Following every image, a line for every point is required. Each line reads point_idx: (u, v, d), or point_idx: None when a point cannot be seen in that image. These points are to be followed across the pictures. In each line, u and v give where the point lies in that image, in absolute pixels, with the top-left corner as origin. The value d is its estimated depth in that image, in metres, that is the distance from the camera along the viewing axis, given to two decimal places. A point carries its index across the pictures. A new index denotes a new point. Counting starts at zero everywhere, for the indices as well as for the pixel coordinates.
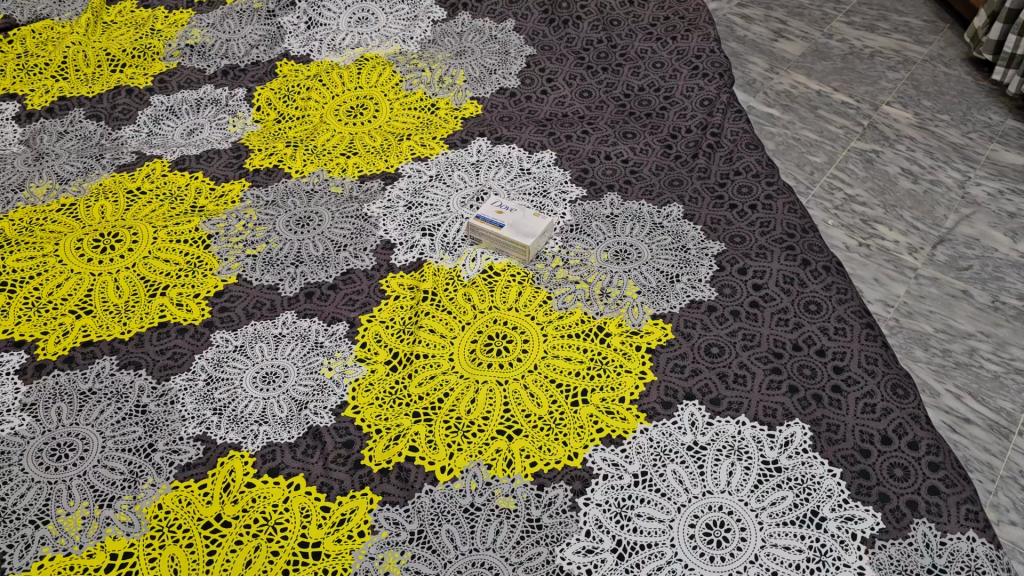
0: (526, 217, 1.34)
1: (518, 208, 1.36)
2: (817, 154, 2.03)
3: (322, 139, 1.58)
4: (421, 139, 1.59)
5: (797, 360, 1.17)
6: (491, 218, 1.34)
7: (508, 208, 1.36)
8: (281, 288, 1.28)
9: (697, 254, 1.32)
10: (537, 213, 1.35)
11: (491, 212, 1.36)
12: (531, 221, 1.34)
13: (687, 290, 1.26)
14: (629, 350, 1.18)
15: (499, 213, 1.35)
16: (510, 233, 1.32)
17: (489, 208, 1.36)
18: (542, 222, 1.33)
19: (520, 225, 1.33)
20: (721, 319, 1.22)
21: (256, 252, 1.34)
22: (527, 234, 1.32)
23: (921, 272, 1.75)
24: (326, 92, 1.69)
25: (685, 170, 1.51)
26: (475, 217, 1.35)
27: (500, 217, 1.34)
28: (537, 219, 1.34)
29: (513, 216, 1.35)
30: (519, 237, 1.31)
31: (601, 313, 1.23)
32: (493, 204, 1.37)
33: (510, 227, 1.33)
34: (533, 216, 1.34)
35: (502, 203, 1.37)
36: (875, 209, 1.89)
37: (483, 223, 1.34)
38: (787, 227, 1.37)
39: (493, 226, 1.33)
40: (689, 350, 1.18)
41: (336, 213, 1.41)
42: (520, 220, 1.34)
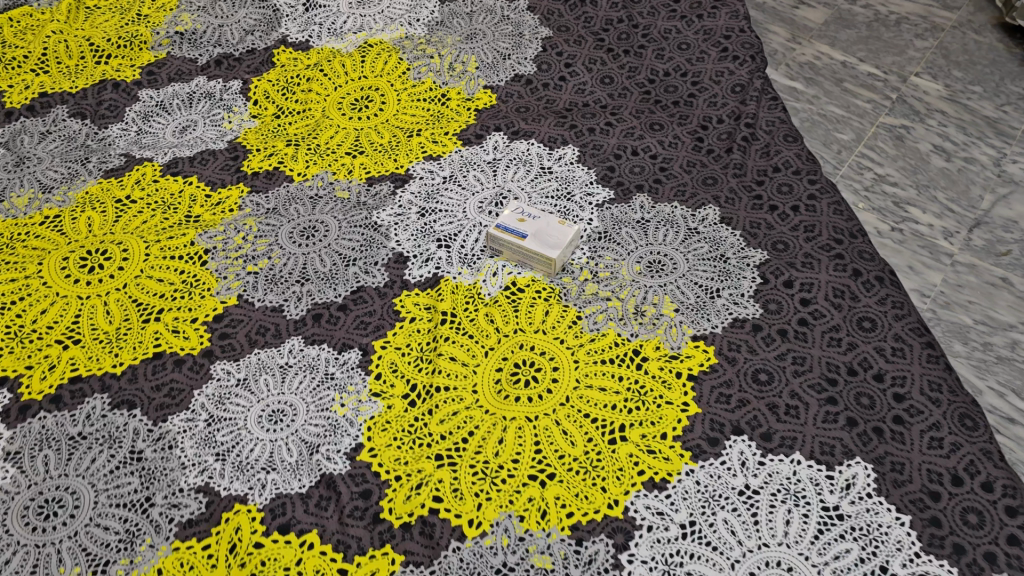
0: (549, 225, 1.23)
1: (540, 215, 1.25)
2: (844, 129, 1.88)
3: (326, 137, 1.46)
4: (432, 134, 1.47)
5: (853, 388, 1.06)
6: (512, 227, 1.23)
7: (530, 216, 1.25)
8: (287, 311, 1.18)
9: (739, 264, 1.21)
10: (562, 220, 1.25)
11: (512, 220, 1.25)
12: (556, 230, 1.23)
13: (730, 306, 1.15)
14: (669, 377, 1.08)
15: (521, 221, 1.24)
16: (535, 243, 1.21)
17: (510, 216, 1.25)
18: (568, 231, 1.23)
19: (543, 234, 1.22)
20: (767, 340, 1.12)
21: (257, 268, 1.23)
22: (552, 244, 1.21)
23: (957, 259, 1.62)
24: (328, 82, 1.57)
25: (718, 166, 1.38)
26: (495, 226, 1.24)
27: (523, 226, 1.23)
28: (562, 227, 1.23)
29: (536, 224, 1.24)
30: (544, 247, 1.20)
31: (635, 335, 1.13)
32: (514, 210, 1.26)
33: (534, 237, 1.22)
34: (557, 224, 1.24)
35: (523, 210, 1.26)
36: (906, 189, 1.75)
37: (505, 233, 1.23)
38: (834, 232, 1.25)
39: (515, 236, 1.22)
40: (734, 377, 1.08)
41: (343, 222, 1.30)
42: (544, 228, 1.23)
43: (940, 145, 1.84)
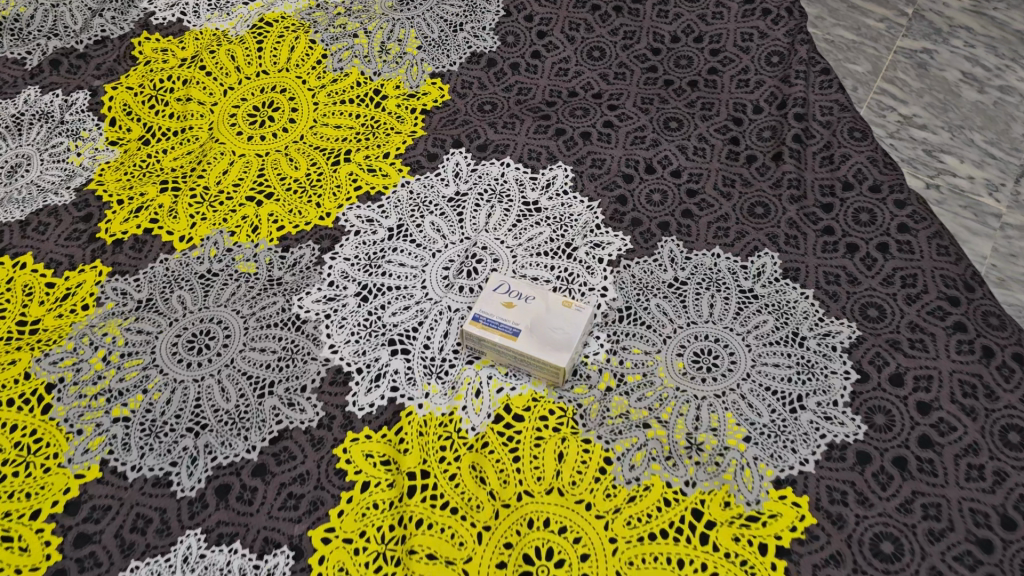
0: (548, 310, 0.86)
1: (534, 292, 0.87)
2: (857, 58, 1.33)
3: (216, 172, 1.04)
4: (366, 156, 1.05)
5: (1017, 553, 0.74)
6: (496, 321, 0.86)
7: (519, 294, 0.87)
8: (175, 485, 0.80)
9: (820, 351, 0.86)
10: (565, 297, 0.87)
11: (494, 306, 0.87)
12: (559, 318, 0.85)
13: (819, 424, 0.81)
14: (750, 556, 0.74)
15: (507, 307, 0.86)
16: (533, 344, 0.84)
17: (491, 299, 0.87)
18: (577, 318, 0.85)
19: (543, 328, 0.85)
20: (882, 480, 0.78)
21: (127, 411, 0.84)
22: (558, 344, 0.84)
23: (1005, 222, 1.16)
24: (214, 85, 1.13)
25: (766, 184, 1.01)
26: (472, 320, 0.86)
27: (511, 316, 0.86)
28: (568, 311, 0.86)
29: (530, 309, 0.86)
30: (546, 351, 0.84)
31: (692, 486, 0.78)
32: (496, 288, 0.88)
33: (530, 335, 0.84)
34: (559, 307, 0.86)
35: (507, 285, 0.88)
36: (934, 127, 1.25)
37: (487, 330, 0.85)
38: (944, 284, 0.91)
39: (502, 335, 0.85)
40: (845, 548, 0.75)
41: (250, 319, 0.90)
42: (541, 317, 0.86)
43: (971, 59, 1.33)
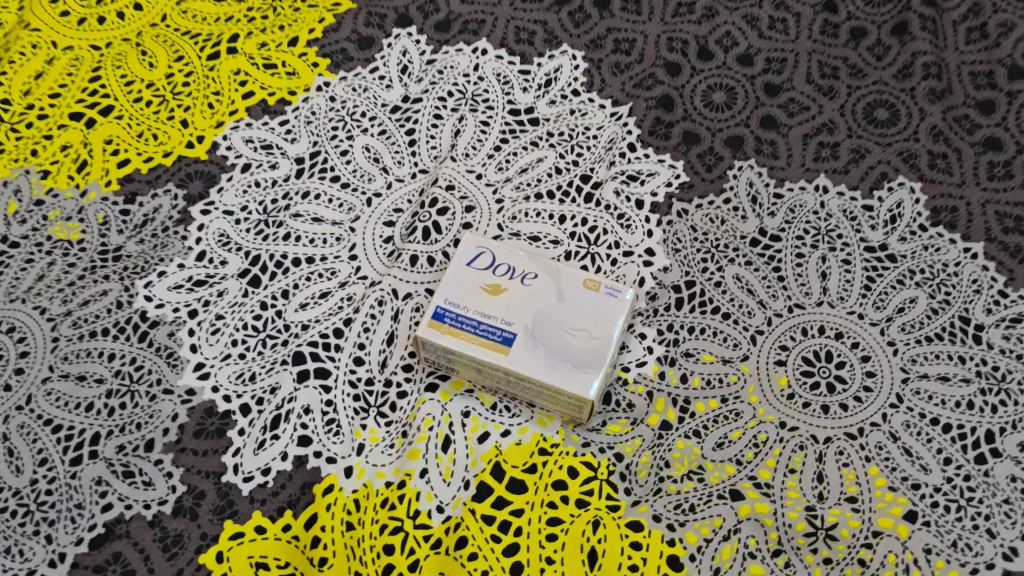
0: (563, 297, 0.51)
1: (537, 266, 0.52)
2: None
3: (24, 74, 0.66)
4: (262, 44, 0.67)
5: None
6: (476, 319, 0.50)
7: (511, 270, 0.52)
8: None
9: (1012, 351, 0.52)
10: (588, 274, 0.52)
11: (470, 291, 0.51)
12: (582, 312, 0.51)
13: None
14: None
15: (493, 294, 0.51)
16: (540, 358, 0.49)
17: (464, 280, 0.52)
18: (611, 310, 0.51)
19: (555, 328, 0.50)
20: None
21: None
22: (582, 357, 0.49)
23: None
24: None
25: (888, 73, 0.65)
26: (433, 319, 0.50)
27: (501, 309, 0.51)
28: (595, 300, 0.51)
29: (532, 296, 0.51)
30: (564, 370, 0.49)
31: None
32: (471, 260, 0.53)
33: (535, 341, 0.50)
34: (581, 293, 0.51)
35: (489, 255, 0.53)
36: None
37: (462, 336, 0.50)
38: None
39: (487, 344, 0.50)
40: None
41: (64, 323, 0.55)
42: (552, 309, 0.51)
43: None
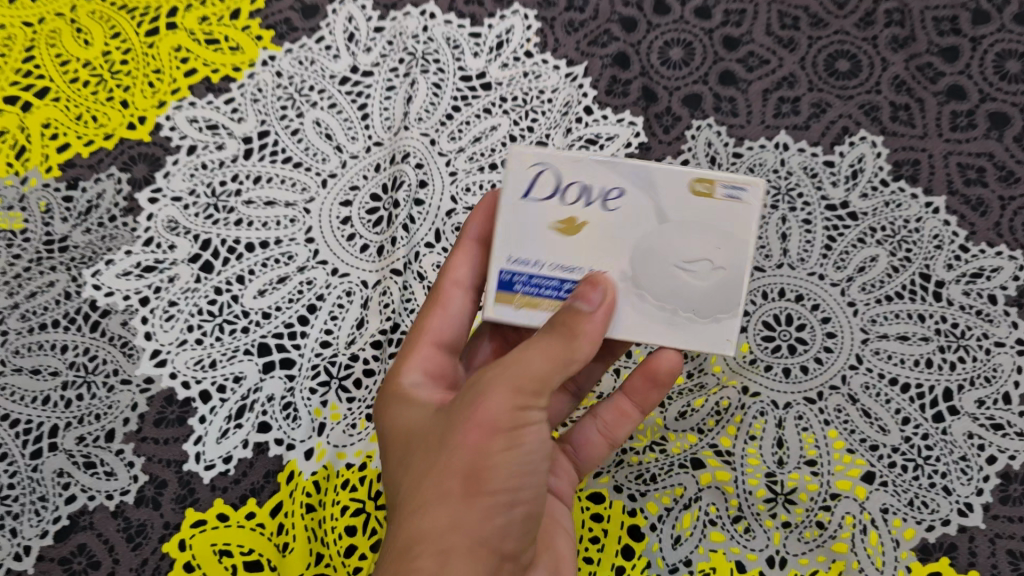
0: (667, 218, 0.40)
1: (629, 177, 0.40)
2: None
3: None
4: (201, 18, 0.64)
5: None
6: (559, 280, 0.40)
7: (587, 190, 0.40)
8: None
9: (971, 307, 0.52)
10: (693, 171, 0.40)
11: (544, 244, 0.40)
12: (696, 232, 0.40)
13: (983, 441, 0.48)
14: None
15: (573, 233, 0.40)
16: (649, 308, 0.40)
17: (536, 228, 0.40)
18: (742, 221, 0.40)
19: (665, 266, 0.40)
20: None
21: None
22: (706, 306, 0.40)
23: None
24: None
25: (850, 22, 0.63)
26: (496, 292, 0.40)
27: (576, 248, 0.40)
28: (718, 210, 0.40)
29: (627, 218, 0.40)
30: (702, 329, 0.40)
31: (782, 567, 0.46)
32: (534, 189, 0.40)
33: (634, 283, 0.40)
34: (691, 200, 0.40)
35: (699, 249, 0.40)
36: None
37: (540, 309, 0.40)
38: None
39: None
40: None
41: (11, 315, 0.54)
42: (653, 234, 0.40)
43: None
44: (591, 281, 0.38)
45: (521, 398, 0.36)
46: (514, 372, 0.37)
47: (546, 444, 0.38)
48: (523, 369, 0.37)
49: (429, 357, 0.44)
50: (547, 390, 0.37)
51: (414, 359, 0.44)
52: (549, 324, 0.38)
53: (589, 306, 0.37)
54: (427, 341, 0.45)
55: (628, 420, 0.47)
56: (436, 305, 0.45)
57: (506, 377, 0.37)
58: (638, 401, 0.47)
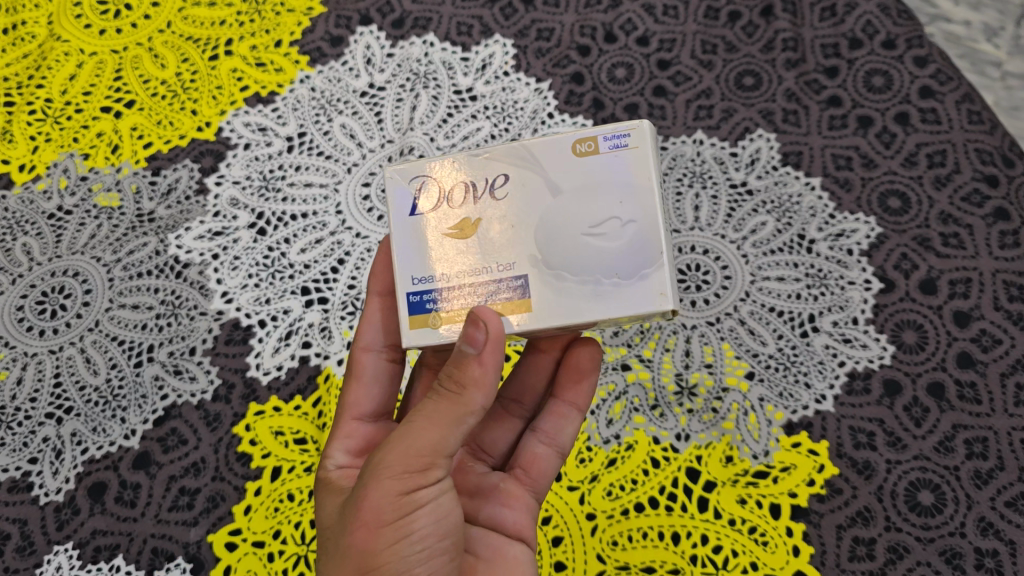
0: (558, 191, 0.47)
1: (508, 165, 0.48)
2: None
3: (61, 78, 0.82)
4: (252, 46, 0.83)
5: None
6: (468, 286, 0.47)
7: (470, 187, 0.48)
8: (37, 488, 0.64)
9: (833, 258, 0.70)
10: (574, 134, 0.47)
11: (445, 252, 0.47)
12: (597, 189, 0.46)
13: (835, 350, 0.66)
14: (762, 522, 0.61)
15: (467, 232, 0.47)
16: (571, 286, 0.45)
17: (428, 238, 0.48)
18: (635, 161, 0.46)
19: (572, 234, 0.46)
20: (916, 416, 0.64)
21: None
22: (627, 265, 0.45)
23: (1007, 71, 0.79)
24: None
25: (756, 48, 0.81)
26: (415, 315, 0.47)
27: (478, 248, 0.47)
28: (608, 159, 0.47)
29: (519, 204, 0.47)
30: (632, 292, 0.44)
31: (685, 440, 0.64)
32: (417, 202, 0.48)
33: (549, 265, 0.46)
34: (579, 161, 0.47)
35: (584, 214, 0.46)
36: None
37: (457, 318, 0.46)
38: (978, 160, 0.73)
39: (507, 305, 0.46)
40: (874, 502, 0.61)
41: (115, 268, 0.72)
42: (554, 208, 0.47)
43: None
44: (472, 320, 0.42)
45: (404, 479, 0.43)
46: (398, 453, 0.43)
47: (439, 508, 0.44)
48: (406, 448, 0.43)
49: (355, 430, 0.54)
50: (440, 454, 0.43)
51: (341, 434, 0.53)
52: (443, 379, 0.44)
53: (475, 349, 0.42)
54: (349, 416, 0.54)
55: (566, 421, 0.57)
56: (353, 380, 0.55)
57: (397, 455, 0.43)
58: (572, 401, 0.57)
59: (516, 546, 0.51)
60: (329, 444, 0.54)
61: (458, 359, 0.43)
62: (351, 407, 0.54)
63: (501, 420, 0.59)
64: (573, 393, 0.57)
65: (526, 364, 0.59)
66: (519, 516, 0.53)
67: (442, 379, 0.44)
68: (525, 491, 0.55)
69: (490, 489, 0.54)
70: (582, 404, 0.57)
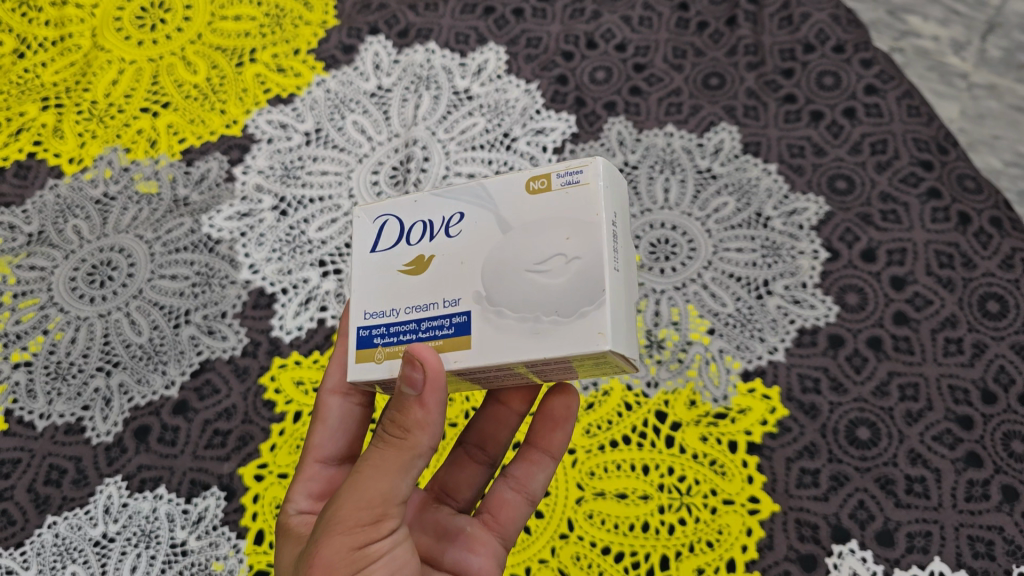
0: (509, 228, 0.51)
1: (465, 203, 0.53)
2: None
3: (104, 84, 0.91)
4: (274, 54, 0.93)
5: (997, 427, 0.70)
6: (415, 322, 0.51)
7: (429, 226, 0.53)
8: (90, 430, 0.74)
9: (786, 232, 0.79)
10: (529, 173, 0.52)
11: (397, 286, 0.53)
12: (545, 226, 0.50)
13: (786, 309, 0.76)
14: (719, 455, 0.70)
15: (421, 267, 0.52)
16: (510, 323, 0.49)
17: (384, 272, 0.53)
18: (583, 198, 0.50)
19: (518, 270, 0.50)
20: (856, 364, 0.73)
21: (28, 355, 0.77)
22: (569, 303, 0.48)
23: (973, 82, 0.86)
24: None
25: (721, 53, 0.90)
26: (363, 349, 0.52)
27: (426, 283, 0.52)
28: (560, 195, 0.50)
29: (470, 241, 0.52)
30: (571, 330, 0.47)
31: (654, 386, 0.73)
32: (378, 240, 0.54)
33: (491, 301, 0.50)
34: (533, 198, 0.51)
35: (530, 252, 0.50)
36: None
37: (398, 355, 0.51)
38: (915, 147, 0.83)
39: (446, 342, 0.50)
40: (819, 438, 0.71)
41: (155, 244, 0.82)
42: (504, 244, 0.51)
43: None
44: (409, 360, 0.47)
45: (354, 533, 0.48)
46: (349, 509, 0.48)
47: (394, 558, 0.49)
48: (356, 501, 0.48)
49: (316, 473, 0.60)
50: (389, 504, 0.48)
51: (304, 476, 0.59)
52: (387, 426, 0.48)
53: (415, 392, 0.47)
54: (312, 458, 0.60)
55: (537, 470, 0.62)
56: (317, 423, 0.60)
57: (349, 511, 0.48)
58: (544, 449, 0.62)
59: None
60: (294, 486, 0.59)
61: (400, 401, 0.47)
62: (315, 450, 0.60)
63: (466, 465, 0.65)
64: (546, 442, 0.62)
65: (489, 416, 0.64)
66: (484, 562, 0.58)
67: (387, 425, 0.48)
68: (490, 536, 0.60)
69: (456, 534, 0.59)
70: (554, 452, 0.62)
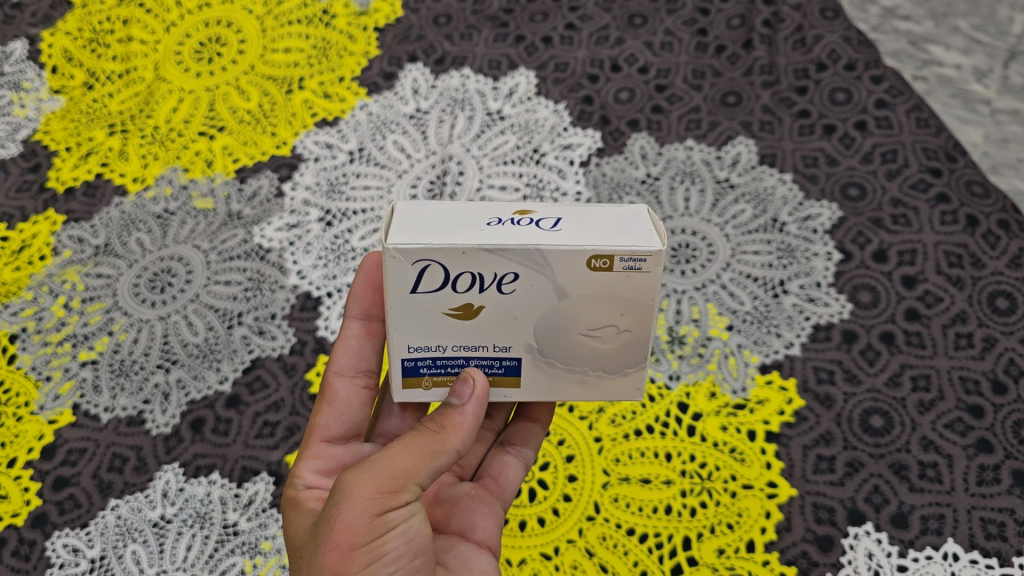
0: (565, 295, 0.52)
1: (518, 265, 0.51)
2: None
3: (165, 111, 0.98)
4: (321, 82, 1.00)
5: (1007, 416, 0.73)
6: (463, 357, 0.54)
7: (478, 278, 0.51)
8: (149, 422, 0.80)
9: (801, 235, 0.84)
10: (593, 250, 0.50)
11: (443, 326, 0.53)
12: (602, 301, 0.53)
13: (802, 307, 0.80)
14: (739, 443, 0.74)
15: (469, 314, 0.53)
16: (560, 371, 0.56)
17: (428, 313, 0.53)
18: (642, 282, 0.52)
19: (573, 334, 0.54)
20: (869, 357, 0.77)
21: (95, 354, 0.84)
22: (613, 363, 0.56)
23: (996, 108, 0.91)
24: (150, 16, 1.05)
25: (737, 73, 0.95)
26: (409, 377, 0.55)
27: (473, 328, 0.53)
28: (620, 277, 0.51)
29: (523, 299, 0.52)
30: (613, 384, 0.57)
31: (676, 379, 0.78)
32: (419, 283, 0.51)
33: (543, 355, 0.55)
34: (592, 275, 0.51)
35: (585, 319, 0.53)
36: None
37: (446, 383, 0.55)
38: (924, 156, 0.87)
39: (497, 379, 0.56)
40: (834, 427, 0.74)
41: (211, 253, 0.89)
42: (558, 307, 0.53)
43: None
44: (464, 377, 0.53)
45: (376, 501, 0.49)
46: (372, 478, 0.50)
47: (408, 529, 0.51)
48: (380, 473, 0.50)
49: (324, 451, 0.59)
50: (411, 481, 0.51)
51: (310, 454, 0.59)
52: (428, 419, 0.53)
53: (460, 401, 0.53)
54: (317, 438, 0.60)
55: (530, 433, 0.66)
56: (325, 403, 0.60)
57: (371, 480, 0.50)
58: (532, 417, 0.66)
59: (481, 555, 0.58)
60: (299, 464, 0.59)
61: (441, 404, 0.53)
62: (321, 429, 0.60)
63: None
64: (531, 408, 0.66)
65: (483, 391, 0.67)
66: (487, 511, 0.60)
67: (423, 420, 0.53)
68: (495, 501, 0.62)
69: (460, 500, 0.60)
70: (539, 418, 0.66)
